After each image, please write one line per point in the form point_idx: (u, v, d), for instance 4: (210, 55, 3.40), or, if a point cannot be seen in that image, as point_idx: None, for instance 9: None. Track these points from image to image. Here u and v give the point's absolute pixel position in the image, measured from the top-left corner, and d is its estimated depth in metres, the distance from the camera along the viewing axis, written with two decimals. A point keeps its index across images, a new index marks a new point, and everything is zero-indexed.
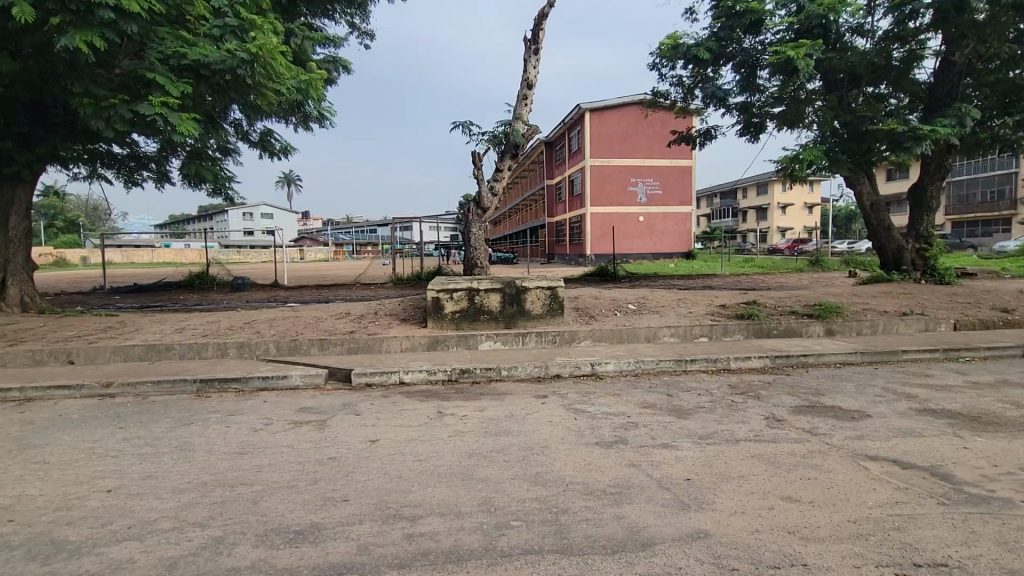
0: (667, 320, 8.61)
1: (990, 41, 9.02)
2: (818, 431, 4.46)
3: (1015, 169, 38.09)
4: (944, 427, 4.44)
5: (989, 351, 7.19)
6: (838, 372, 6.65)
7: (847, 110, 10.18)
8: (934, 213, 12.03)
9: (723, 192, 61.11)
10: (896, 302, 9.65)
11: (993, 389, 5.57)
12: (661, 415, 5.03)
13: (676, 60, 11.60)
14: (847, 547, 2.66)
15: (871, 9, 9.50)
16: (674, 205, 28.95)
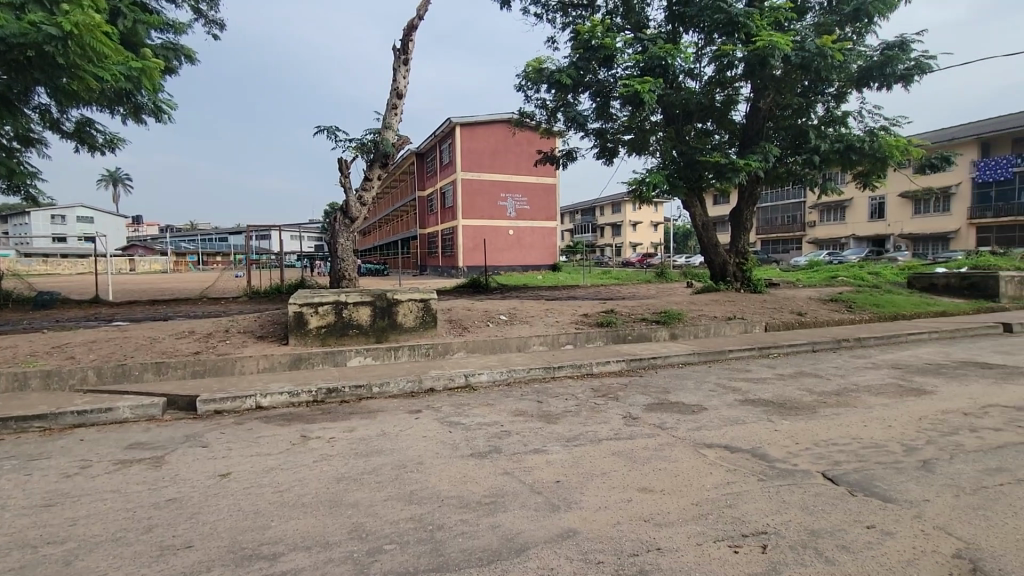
0: (536, 329, 9.02)
1: (784, 93, 11.01)
2: (666, 425, 5.00)
3: (804, 198, 46.84)
4: (761, 414, 5.27)
5: (790, 347, 8.70)
6: (680, 371, 7.54)
7: (683, 142, 11.66)
8: (748, 233, 14.27)
9: (582, 209, 65.95)
10: (723, 309, 11.24)
11: (793, 379, 6.76)
12: (533, 421, 5.24)
13: (541, 84, 12.32)
14: (692, 528, 3.00)
15: (698, 57, 11.04)
16: (540, 219, 30.48)
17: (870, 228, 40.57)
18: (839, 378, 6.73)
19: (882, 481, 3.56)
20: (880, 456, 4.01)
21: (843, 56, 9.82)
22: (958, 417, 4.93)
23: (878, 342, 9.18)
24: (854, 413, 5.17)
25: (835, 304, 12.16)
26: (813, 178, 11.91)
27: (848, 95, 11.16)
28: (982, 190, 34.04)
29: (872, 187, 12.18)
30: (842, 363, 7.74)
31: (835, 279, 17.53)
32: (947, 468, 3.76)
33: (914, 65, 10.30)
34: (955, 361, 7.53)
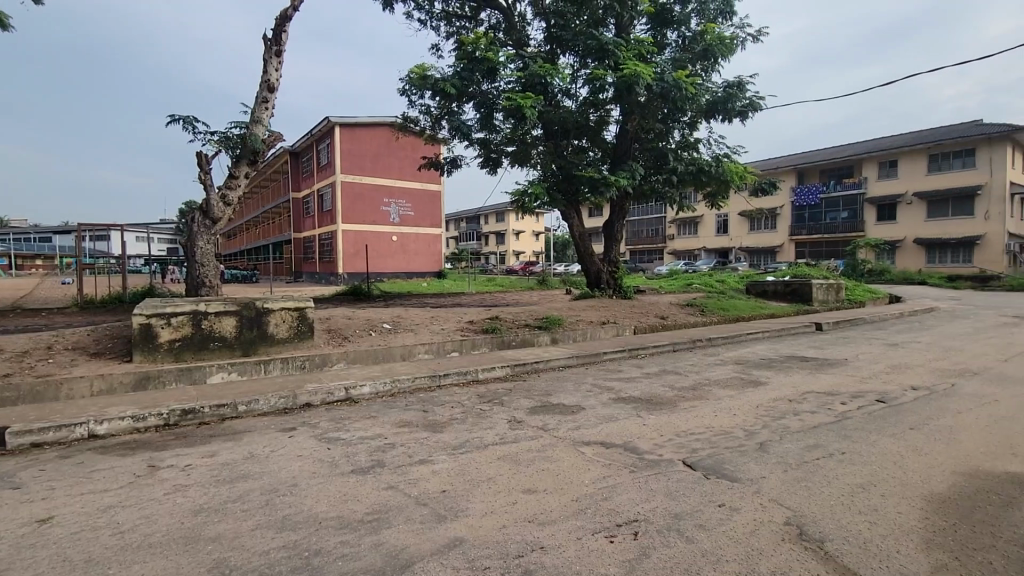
0: (421, 337, 8.87)
1: (648, 118, 12.14)
2: (548, 427, 5.20)
3: (665, 213, 52.00)
4: (631, 410, 5.71)
5: (655, 348, 9.57)
6: (561, 374, 7.90)
7: (561, 157, 12.29)
8: (618, 244, 15.44)
9: (467, 216, 66.51)
10: (598, 314, 12.04)
11: (658, 377, 7.45)
12: (418, 432, 5.14)
13: (425, 90, 12.22)
14: (573, 523, 3.16)
15: (574, 79, 11.77)
16: (423, 226, 30.10)
17: (718, 242, 46.26)
18: (695, 374, 7.56)
19: (730, 464, 4.05)
20: (728, 442, 4.56)
21: (694, 89, 11.10)
22: (785, 404, 5.79)
23: (725, 342, 10.46)
24: (707, 405, 5.83)
25: (691, 308, 13.64)
26: (672, 196, 13.27)
27: (699, 124, 12.62)
28: (800, 211, 40.60)
29: (718, 206, 13.72)
30: (697, 360, 8.70)
31: (691, 286, 19.65)
32: (778, 447, 4.40)
33: (749, 102, 11.97)
34: (782, 356, 8.86)
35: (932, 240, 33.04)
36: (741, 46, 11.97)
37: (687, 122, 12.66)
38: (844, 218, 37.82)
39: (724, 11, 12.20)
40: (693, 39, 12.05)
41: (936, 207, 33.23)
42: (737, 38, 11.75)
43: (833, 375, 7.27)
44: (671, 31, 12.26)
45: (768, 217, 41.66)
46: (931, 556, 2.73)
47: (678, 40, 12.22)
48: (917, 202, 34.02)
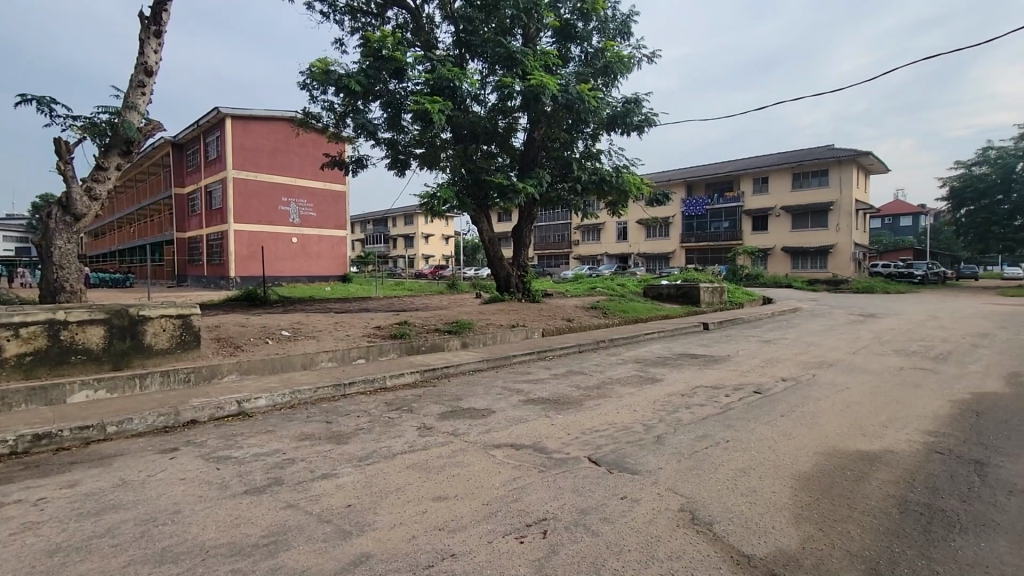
0: (323, 344, 8.42)
1: (553, 128, 12.54)
2: (458, 432, 5.17)
3: (570, 219, 54.09)
4: (540, 411, 5.85)
5: (561, 349, 9.89)
6: (471, 378, 7.89)
7: (470, 161, 12.31)
8: (527, 248, 15.79)
9: (373, 219, 64.44)
10: (507, 317, 12.21)
11: (564, 378, 7.71)
12: (321, 444, 4.87)
13: (328, 85, 11.68)
14: (484, 528, 3.16)
15: (483, 85, 11.87)
16: (326, 227, 28.67)
17: (618, 248, 48.97)
18: (598, 374, 7.92)
19: (631, 458, 4.28)
20: (629, 437, 4.83)
21: (596, 102, 11.66)
22: (678, 398, 6.25)
23: (625, 342, 11.08)
24: (609, 403, 6.13)
25: (594, 311, 14.28)
26: (576, 204, 13.82)
27: (601, 136, 13.28)
28: (689, 221, 44.18)
29: (619, 215, 14.48)
30: (600, 360, 9.12)
31: (594, 289, 20.58)
32: (673, 439, 4.73)
33: (645, 118, 12.80)
34: (675, 354, 9.57)
35: (797, 249, 37.51)
36: (637, 65, 12.78)
37: (590, 134, 13.25)
38: (726, 228, 41.74)
39: (622, 31, 12.97)
40: (595, 55, 12.67)
41: (800, 219, 37.78)
42: (634, 58, 12.54)
43: (718, 370, 7.98)
44: (574, 46, 12.80)
45: (662, 225, 44.88)
46: (799, 528, 3.08)
47: (581, 55, 12.77)
48: (784, 215, 38.43)
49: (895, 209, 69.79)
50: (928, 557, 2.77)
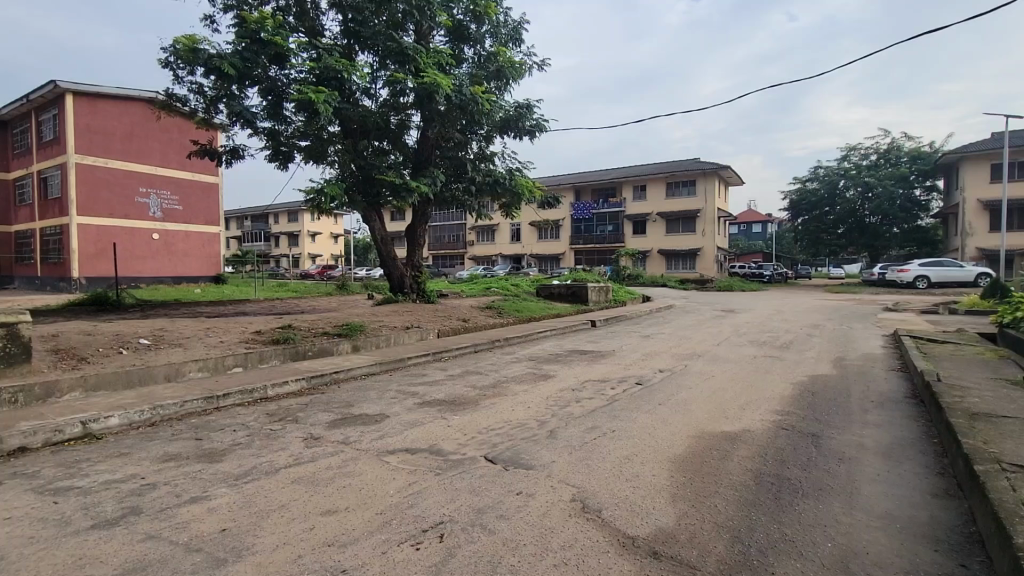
0: (192, 353, 7.56)
1: (447, 127, 12.46)
2: (349, 440, 4.93)
3: (464, 220, 54.20)
4: (435, 413, 5.78)
5: (458, 350, 9.87)
6: (362, 383, 7.56)
7: (360, 157, 11.80)
8: (421, 248, 15.53)
9: (251, 214, 59.33)
10: (401, 319, 11.90)
11: (460, 378, 7.69)
12: (189, 464, 4.36)
13: (195, 66, 10.53)
14: (378, 538, 3.05)
15: (373, 78, 11.46)
16: (196, 222, 25.79)
17: (512, 249, 50.04)
18: (493, 373, 8.02)
19: (526, 453, 4.39)
20: (524, 433, 4.94)
21: (490, 105, 11.79)
22: (569, 393, 6.54)
23: (520, 340, 11.34)
24: (505, 401, 6.23)
25: (489, 311, 14.45)
26: (471, 205, 13.87)
27: (494, 138, 13.45)
28: (578, 224, 46.46)
29: (512, 216, 14.75)
30: (496, 359, 9.25)
31: (489, 289, 20.81)
32: (565, 433, 4.93)
33: (537, 123, 13.19)
34: (565, 351, 10.00)
35: (671, 251, 41.12)
36: (528, 72, 13.15)
37: (484, 135, 13.36)
38: (610, 231, 44.51)
39: (514, 37, 13.27)
40: (488, 58, 12.81)
41: (673, 224, 41.44)
42: (525, 64, 12.88)
43: (605, 364, 8.48)
44: (468, 47, 12.85)
45: (553, 227, 46.70)
46: (676, 507, 3.37)
47: (474, 56, 12.86)
48: (660, 220, 41.91)
49: (750, 217, 79.38)
50: (779, 521, 3.18)
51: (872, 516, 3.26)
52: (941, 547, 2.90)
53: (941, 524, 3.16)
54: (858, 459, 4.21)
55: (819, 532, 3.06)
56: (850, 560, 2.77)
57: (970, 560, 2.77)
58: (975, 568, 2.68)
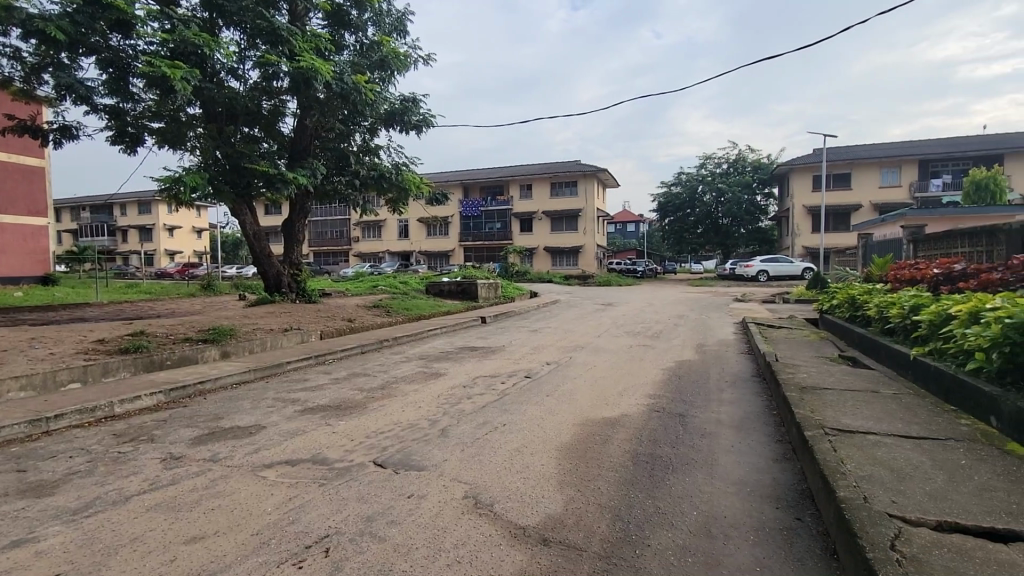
0: (10, 368, 6.31)
1: (328, 117, 11.79)
2: (219, 456, 4.46)
3: (348, 215, 51.72)
4: (319, 420, 5.45)
5: (343, 352, 9.39)
6: (234, 392, 6.89)
7: (227, 143, 10.69)
8: (300, 245, 14.53)
9: (89, 205, 51.09)
10: (279, 321, 11.03)
11: (346, 381, 7.32)
12: (8, 503, 3.64)
13: (8, 25, 8.78)
14: (254, 561, 2.80)
15: (241, 58, 10.44)
16: (14, 212, 21.66)
17: (399, 245, 48.79)
18: (382, 374, 7.75)
19: (418, 454, 4.31)
20: (415, 434, 4.85)
21: (373, 96, 11.33)
22: (460, 390, 6.55)
23: (409, 339, 11.09)
24: (394, 403, 6.05)
25: (376, 310, 13.96)
26: (355, 200, 13.26)
27: (379, 131, 12.96)
28: (466, 221, 46.61)
29: (399, 212, 14.33)
30: (384, 360, 8.95)
31: (376, 288, 20.09)
32: (456, 430, 4.93)
33: (423, 118, 12.96)
34: (456, 348, 9.99)
35: (556, 248, 42.95)
36: (414, 65, 12.86)
37: (367, 127, 12.83)
38: (498, 229, 45.28)
39: (398, 28, 12.89)
40: (371, 47, 12.32)
41: (557, 223, 43.27)
42: (410, 57, 12.59)
43: (495, 360, 8.62)
44: (349, 34, 12.23)
45: (441, 224, 46.38)
46: (564, 493, 3.52)
47: (355, 44, 12.29)
48: (545, 219, 43.53)
49: (625, 217, 85.62)
50: (654, 497, 3.47)
51: (728, 484, 3.69)
52: (782, 504, 3.37)
53: (781, 484, 3.68)
54: (717, 434, 4.74)
55: (687, 502, 3.39)
56: (712, 524, 3.11)
57: (804, 513, 3.25)
58: (807, 519, 3.16)
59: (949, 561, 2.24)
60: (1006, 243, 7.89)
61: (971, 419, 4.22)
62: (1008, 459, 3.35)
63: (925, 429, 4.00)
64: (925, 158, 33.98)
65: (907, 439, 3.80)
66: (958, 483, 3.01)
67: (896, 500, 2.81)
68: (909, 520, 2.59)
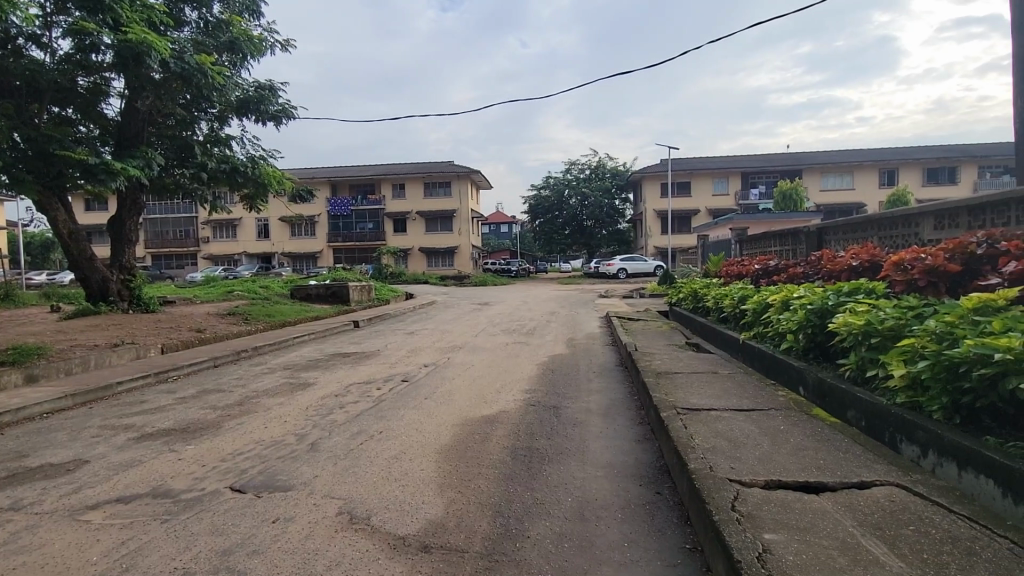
0: None
1: (165, 100, 10.34)
2: (22, 504, 3.65)
3: (196, 213, 46.03)
4: (160, 447, 4.73)
5: (191, 366, 8.30)
6: (44, 423, 5.71)
7: (29, 124, 8.84)
8: (132, 245, 12.58)
9: None
10: (105, 335, 9.40)
11: (195, 400, 6.48)
12: None
13: None
14: None
15: (46, 24, 8.71)
16: None
17: (258, 247, 44.65)
18: (240, 388, 6.99)
19: (283, 473, 3.96)
20: (279, 452, 4.45)
21: (222, 80, 10.15)
22: (331, 400, 6.15)
23: (272, 348, 10.17)
24: (255, 419, 5.48)
25: (232, 318, 12.61)
26: (202, 195, 11.78)
27: (229, 120, 11.66)
28: (335, 220, 44.15)
29: (256, 209, 13.07)
30: (243, 373, 8.09)
31: (231, 293, 18.13)
32: (327, 443, 4.62)
33: (282, 109, 11.90)
34: (326, 355, 9.39)
35: (431, 249, 42.54)
36: (269, 50, 11.79)
37: (215, 115, 11.48)
38: (370, 229, 43.56)
39: (250, 8, 11.74)
40: (217, 27, 11.05)
41: (432, 223, 42.85)
42: (265, 41, 11.52)
43: (369, 365, 8.25)
44: (189, 9, 10.85)
45: (307, 224, 43.37)
46: (444, 496, 3.48)
47: (198, 21, 10.94)
48: (419, 219, 42.86)
49: (498, 218, 88.03)
50: (532, 488, 3.59)
51: (598, 468, 3.95)
52: (644, 481, 3.69)
53: (643, 463, 4.03)
54: (587, 422, 5.05)
55: (562, 490, 3.55)
56: (585, 508, 3.29)
57: (662, 487, 3.59)
58: (665, 492, 3.50)
59: (777, 514, 2.63)
60: (806, 242, 9.52)
61: (785, 391, 5.02)
62: (813, 421, 4.03)
63: (754, 402, 4.67)
64: (746, 171, 39.78)
65: (740, 412, 4.39)
66: (778, 446, 3.55)
67: (734, 466, 3.22)
68: (746, 482, 2.99)
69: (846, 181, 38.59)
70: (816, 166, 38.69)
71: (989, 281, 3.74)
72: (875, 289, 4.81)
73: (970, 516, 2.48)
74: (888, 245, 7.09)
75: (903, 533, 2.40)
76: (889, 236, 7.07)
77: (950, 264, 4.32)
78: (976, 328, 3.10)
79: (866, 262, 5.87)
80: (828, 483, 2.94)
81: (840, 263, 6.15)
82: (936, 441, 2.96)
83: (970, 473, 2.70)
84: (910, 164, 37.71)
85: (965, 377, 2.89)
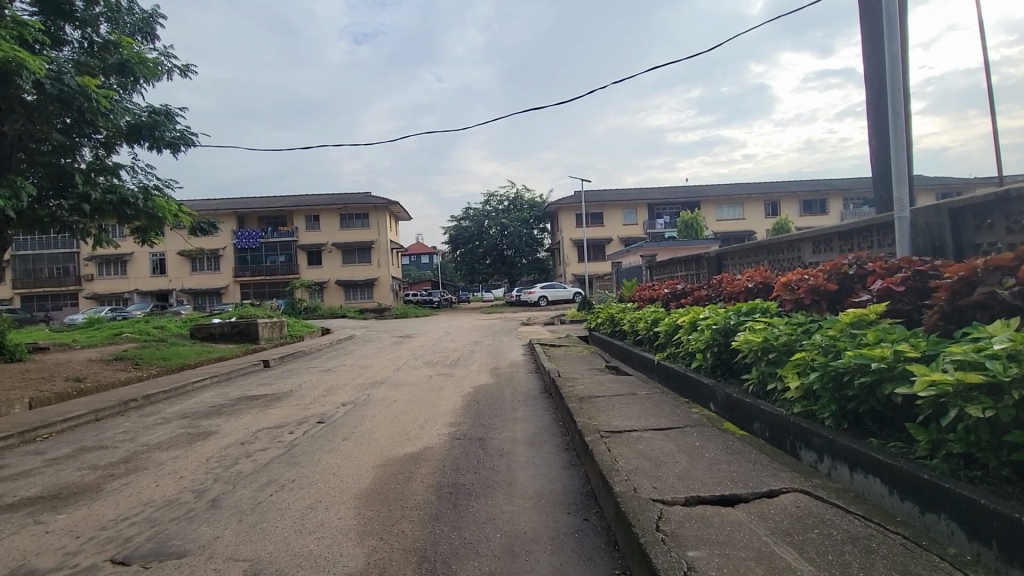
0: None
1: (39, 124, 9.23)
2: None
3: (76, 248, 41.26)
4: (20, 520, 4.02)
5: (66, 422, 7.22)
6: None
7: None
8: None
9: None
10: None
11: (71, 460, 5.65)
12: None
13: None
14: None
15: None
16: None
17: (153, 283, 40.91)
18: (127, 443, 6.18)
19: (178, 538, 3.49)
20: (173, 512, 3.96)
21: (110, 104, 9.21)
22: (237, 449, 5.60)
23: (168, 395, 9.16)
24: (145, 477, 4.84)
25: (119, 364, 11.27)
26: (84, 228, 10.57)
27: (117, 147, 10.63)
28: (243, 254, 41.45)
29: (150, 242, 11.90)
30: (130, 426, 7.16)
31: (119, 335, 16.32)
32: (230, 498, 4.17)
33: (180, 135, 11.04)
34: (232, 399, 8.59)
35: (348, 282, 40.94)
36: (165, 74, 10.98)
37: (101, 141, 10.40)
38: (281, 261, 41.33)
39: (142, 30, 10.96)
40: (104, 48, 10.12)
41: (348, 255, 41.43)
42: (161, 65, 10.73)
43: (281, 408, 7.67)
44: (70, 28, 9.93)
45: (210, 258, 40.26)
46: (365, 545, 3.25)
47: (81, 41, 9.98)
48: (335, 251, 41.25)
49: (419, 250, 87.87)
50: (459, 527, 3.45)
51: (526, 499, 3.89)
52: (571, 508, 3.69)
53: (569, 490, 4.04)
54: (514, 452, 5.00)
55: (490, 526, 3.44)
56: (514, 543, 3.21)
57: (589, 513, 3.61)
58: (593, 518, 3.51)
59: (698, 530, 2.71)
60: (707, 266, 10.29)
61: (698, 408, 5.27)
62: (725, 436, 4.26)
63: (670, 420, 4.87)
64: (652, 203, 42.64)
65: (659, 431, 4.55)
66: (695, 461, 3.70)
67: (656, 486, 3.30)
68: (668, 501, 3.07)
69: (737, 212, 42.42)
70: (712, 198, 42.21)
71: (862, 298, 4.20)
72: (768, 308, 5.25)
73: (865, 515, 2.71)
74: (776, 267, 7.81)
75: (810, 537, 2.56)
76: (778, 260, 7.80)
77: (829, 283, 4.82)
78: (854, 340, 3.45)
79: (760, 283, 6.42)
80: (741, 495, 3.09)
81: (738, 285, 6.67)
82: (830, 446, 3.22)
83: (860, 474, 2.95)
84: (789, 197, 42.27)
85: (849, 385, 3.19)
